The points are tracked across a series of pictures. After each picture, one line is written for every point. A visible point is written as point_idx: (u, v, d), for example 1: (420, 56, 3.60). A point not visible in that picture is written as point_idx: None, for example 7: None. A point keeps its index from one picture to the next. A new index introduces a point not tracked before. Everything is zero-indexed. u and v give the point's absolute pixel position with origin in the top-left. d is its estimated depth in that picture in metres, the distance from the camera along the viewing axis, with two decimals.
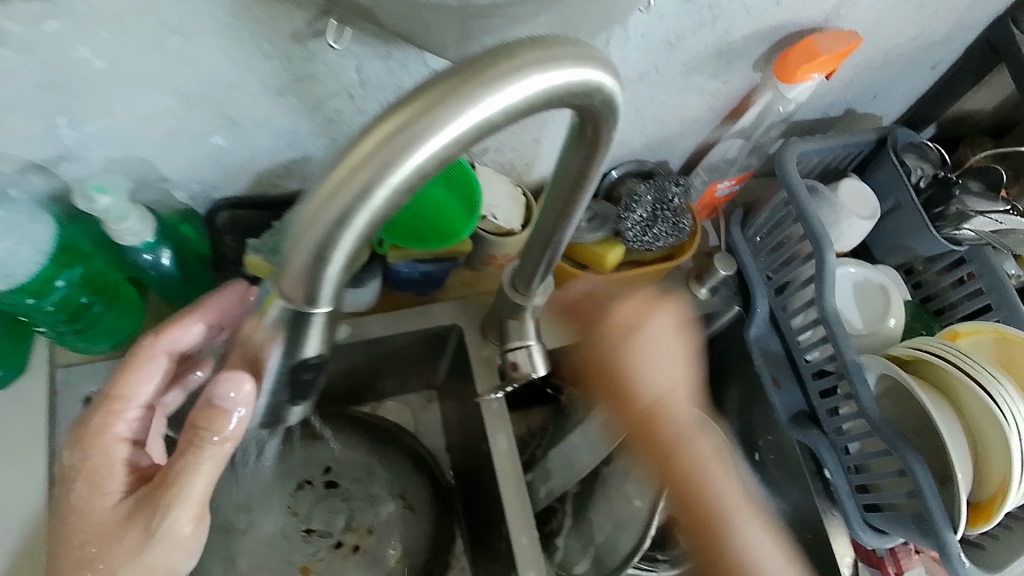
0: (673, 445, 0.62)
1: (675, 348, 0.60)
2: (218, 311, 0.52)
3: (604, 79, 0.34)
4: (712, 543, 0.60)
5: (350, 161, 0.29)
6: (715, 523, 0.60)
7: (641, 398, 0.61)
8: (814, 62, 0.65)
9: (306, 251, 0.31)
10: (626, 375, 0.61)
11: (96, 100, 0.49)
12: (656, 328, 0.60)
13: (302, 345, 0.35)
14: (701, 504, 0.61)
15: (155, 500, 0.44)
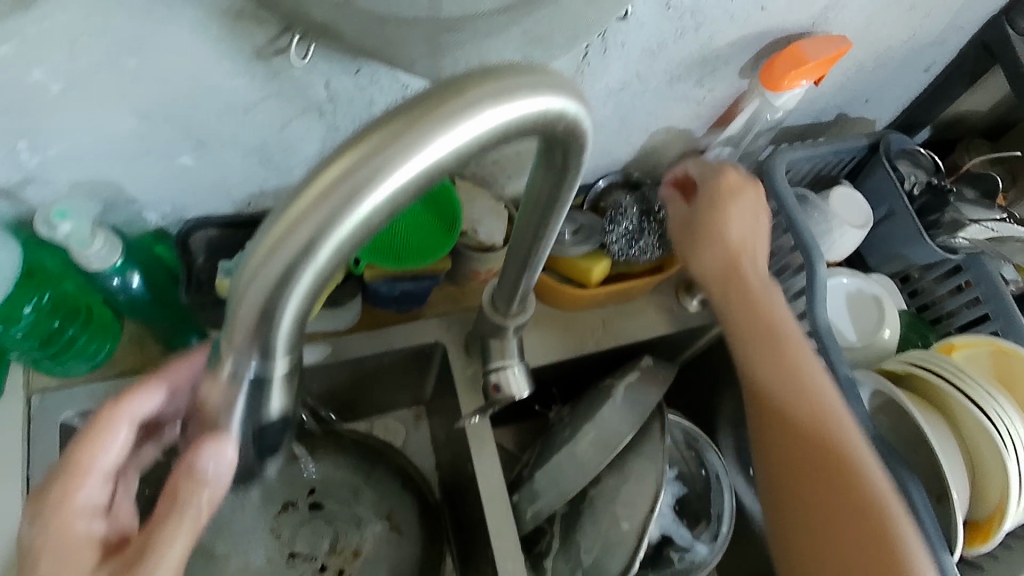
0: (755, 317, 0.63)
1: (751, 222, 0.66)
2: (180, 378, 0.48)
3: (566, 105, 0.32)
4: (800, 435, 0.59)
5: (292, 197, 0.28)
6: (809, 417, 0.59)
7: (719, 255, 0.65)
8: (802, 69, 0.63)
9: (251, 308, 0.29)
10: (713, 241, 0.65)
11: (55, 124, 0.47)
12: (743, 206, 0.66)
13: (266, 402, 0.34)
14: (791, 393, 0.60)
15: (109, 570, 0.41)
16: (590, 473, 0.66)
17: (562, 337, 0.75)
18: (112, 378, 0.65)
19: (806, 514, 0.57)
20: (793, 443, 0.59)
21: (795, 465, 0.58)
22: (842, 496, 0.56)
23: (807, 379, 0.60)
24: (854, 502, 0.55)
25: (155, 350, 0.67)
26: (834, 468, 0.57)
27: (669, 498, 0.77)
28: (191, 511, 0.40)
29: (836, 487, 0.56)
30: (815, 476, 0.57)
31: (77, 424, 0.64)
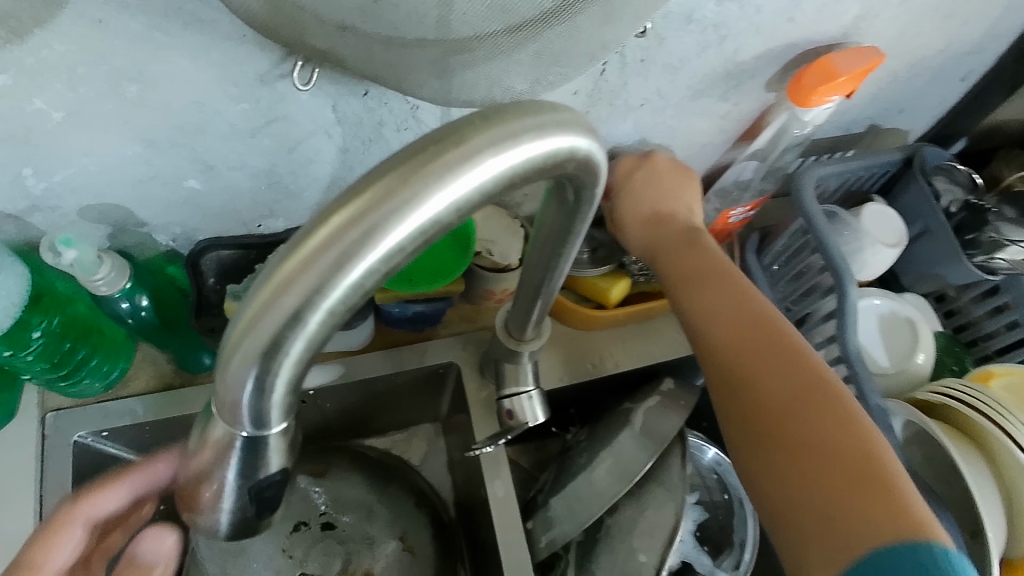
0: (686, 271, 0.60)
1: (672, 188, 0.66)
2: (146, 483, 0.49)
3: (576, 143, 0.29)
4: (743, 371, 0.51)
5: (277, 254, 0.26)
6: (752, 349, 0.51)
7: (646, 227, 0.65)
8: (832, 83, 0.59)
9: (241, 381, 0.26)
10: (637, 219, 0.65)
11: (58, 150, 0.46)
12: (663, 180, 0.66)
13: (263, 465, 0.31)
14: (727, 334, 0.53)
15: None
16: (607, 501, 0.64)
17: (580, 358, 0.73)
18: (127, 396, 0.65)
19: (763, 451, 0.47)
20: (738, 379, 0.51)
21: (742, 403, 0.50)
22: (799, 420, 0.47)
23: (741, 315, 0.54)
24: (815, 419, 0.46)
25: (168, 368, 0.68)
26: (784, 390, 0.48)
27: (689, 524, 0.75)
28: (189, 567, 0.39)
29: (792, 407, 0.47)
30: (765, 406, 0.48)
31: (91, 442, 0.64)
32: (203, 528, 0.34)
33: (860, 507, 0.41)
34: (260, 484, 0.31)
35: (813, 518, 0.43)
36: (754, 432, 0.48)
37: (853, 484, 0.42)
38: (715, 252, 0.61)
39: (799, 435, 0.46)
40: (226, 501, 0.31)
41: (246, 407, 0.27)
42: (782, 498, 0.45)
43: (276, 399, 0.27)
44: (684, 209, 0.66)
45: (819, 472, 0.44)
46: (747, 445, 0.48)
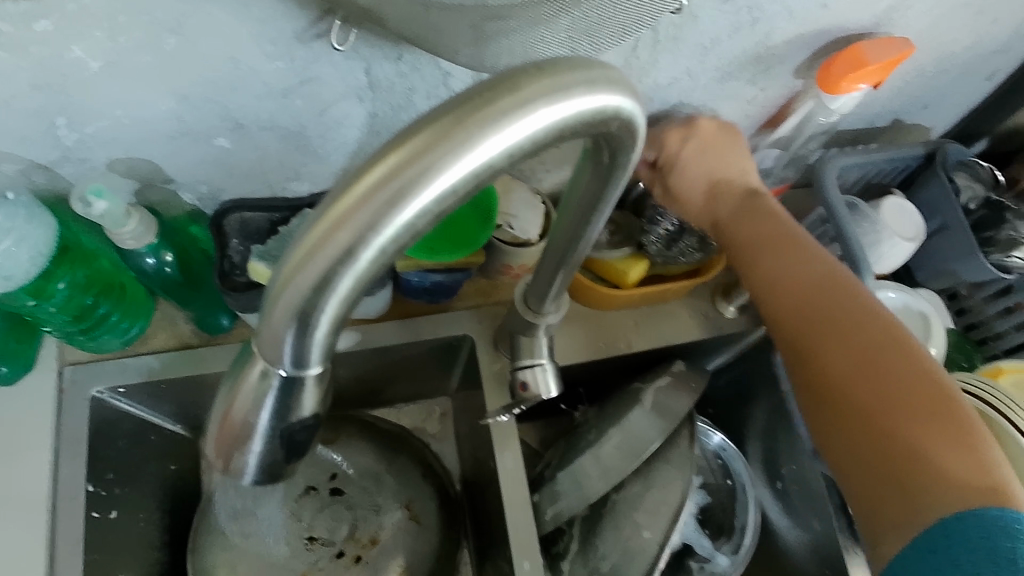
0: (750, 240, 0.64)
1: (726, 153, 0.66)
2: None
3: (623, 102, 0.29)
4: (819, 342, 0.56)
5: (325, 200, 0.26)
6: (826, 322, 0.57)
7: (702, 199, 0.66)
8: (862, 71, 0.59)
9: (288, 316, 0.27)
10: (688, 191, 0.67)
11: (93, 101, 0.47)
12: (714, 146, 0.66)
13: (296, 407, 0.31)
14: (801, 306, 0.58)
15: None
16: (613, 478, 0.64)
17: (593, 336, 0.73)
18: (146, 353, 0.66)
19: (848, 436, 0.53)
20: (817, 346, 0.56)
21: (817, 375, 0.55)
22: (875, 388, 0.52)
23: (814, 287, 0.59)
24: (893, 388, 0.52)
25: (185, 328, 0.67)
26: (860, 359, 0.54)
27: (693, 507, 0.76)
28: None
29: (868, 377, 0.53)
30: (841, 375, 0.54)
31: (108, 399, 0.65)
32: (229, 473, 0.34)
33: (942, 468, 0.47)
34: (291, 429, 0.32)
35: (894, 479, 0.49)
36: (830, 400, 0.54)
37: (932, 443, 0.49)
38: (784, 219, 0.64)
39: (877, 406, 0.52)
40: (257, 446, 0.32)
41: (288, 344, 0.28)
42: (860, 463, 0.51)
43: (317, 338, 0.28)
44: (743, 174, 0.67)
45: (900, 438, 0.50)
46: (820, 414, 0.55)
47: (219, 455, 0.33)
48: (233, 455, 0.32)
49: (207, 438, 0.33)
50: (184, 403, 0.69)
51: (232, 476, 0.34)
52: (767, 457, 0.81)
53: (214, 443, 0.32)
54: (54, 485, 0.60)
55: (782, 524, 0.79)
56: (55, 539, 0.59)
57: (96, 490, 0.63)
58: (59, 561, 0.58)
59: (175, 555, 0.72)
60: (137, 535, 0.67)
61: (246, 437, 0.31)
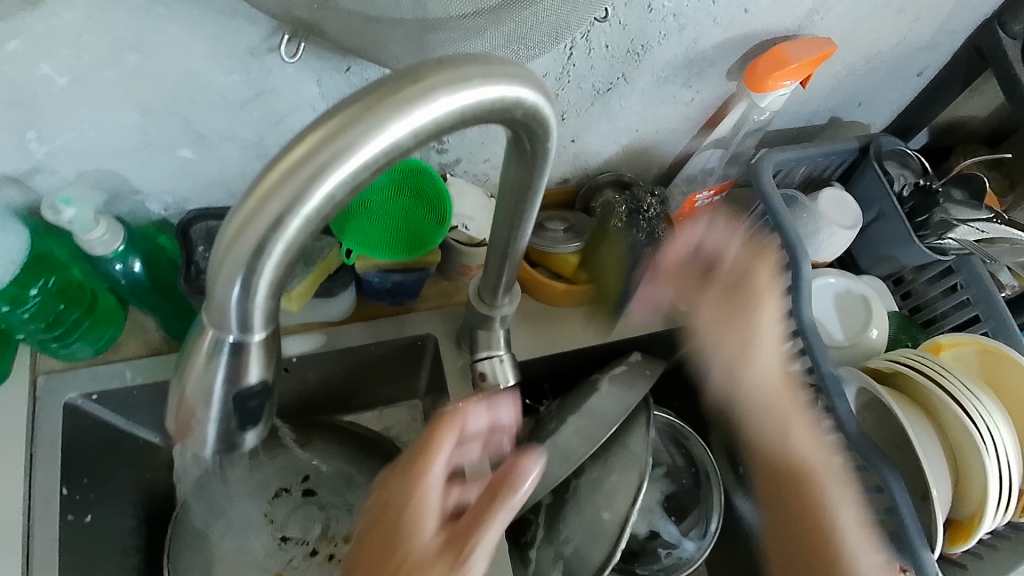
0: (757, 404, 0.73)
1: (764, 276, 0.72)
2: None
3: (523, 93, 0.33)
4: (799, 530, 0.70)
5: (258, 185, 0.29)
6: (807, 455, 0.70)
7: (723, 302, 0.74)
8: (785, 69, 0.63)
9: (231, 282, 0.30)
10: (710, 335, 0.76)
11: (60, 115, 0.50)
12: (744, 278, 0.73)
13: (244, 372, 0.34)
14: (787, 408, 0.71)
15: (445, 538, 0.46)
16: (574, 462, 0.67)
17: (549, 332, 0.77)
18: (117, 360, 0.68)
19: (805, 539, 0.69)
20: (796, 465, 0.70)
21: (799, 487, 0.70)
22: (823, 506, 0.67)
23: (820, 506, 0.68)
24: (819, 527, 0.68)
25: (157, 336, 0.70)
26: (805, 476, 0.70)
27: (657, 495, 0.79)
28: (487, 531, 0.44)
29: (808, 492, 0.69)
30: (806, 482, 0.70)
31: (81, 404, 0.67)
32: (187, 444, 0.37)
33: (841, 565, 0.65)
34: (243, 395, 0.35)
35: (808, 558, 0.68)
36: (797, 494, 0.70)
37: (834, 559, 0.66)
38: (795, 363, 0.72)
39: (819, 525, 0.67)
40: (212, 412, 0.34)
41: (233, 309, 0.31)
42: (789, 545, 0.71)
43: (257, 302, 0.31)
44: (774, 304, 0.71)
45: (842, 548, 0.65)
46: (782, 500, 0.72)
47: (176, 423, 0.35)
48: (190, 422, 0.35)
49: (167, 411, 0.36)
50: (156, 411, 0.71)
51: (188, 444, 0.36)
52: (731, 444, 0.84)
53: (175, 410, 0.34)
54: (29, 490, 0.62)
55: (747, 507, 0.82)
56: (31, 543, 0.61)
57: (72, 495, 0.65)
58: (36, 565, 0.60)
59: (151, 559, 0.74)
60: (113, 540, 0.69)
61: (199, 401, 0.34)
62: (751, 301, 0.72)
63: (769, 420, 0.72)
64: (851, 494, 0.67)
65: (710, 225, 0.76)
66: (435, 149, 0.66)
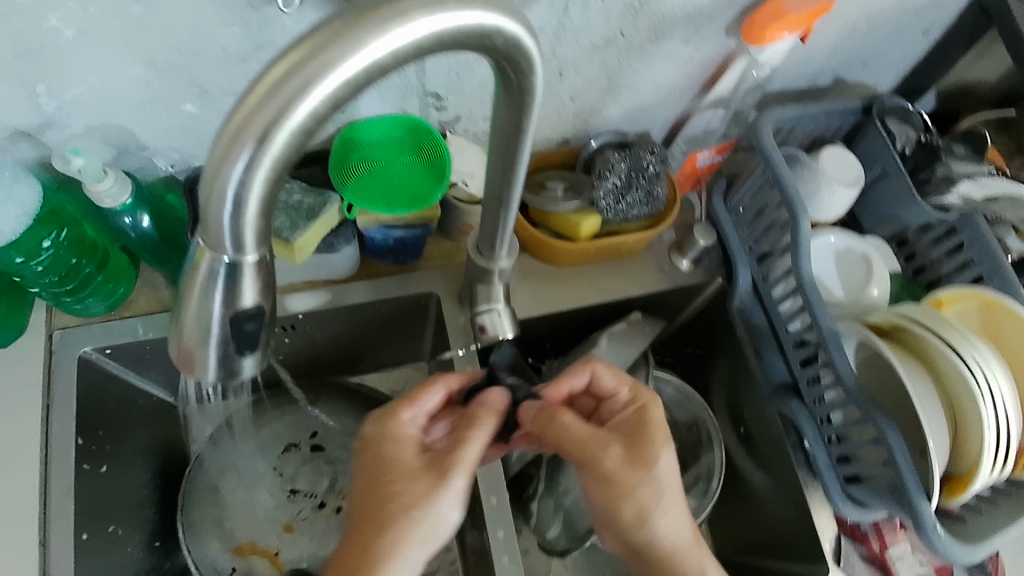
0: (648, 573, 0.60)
1: (620, 468, 0.57)
2: None
3: (502, 22, 0.34)
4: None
5: (246, 104, 0.30)
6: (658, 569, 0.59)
7: (603, 499, 0.58)
8: (781, 21, 0.63)
9: (223, 201, 0.32)
10: (596, 504, 0.59)
11: (68, 68, 0.52)
12: (641, 454, 0.58)
13: (240, 294, 0.36)
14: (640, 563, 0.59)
15: (428, 461, 0.55)
16: None
17: (549, 291, 0.78)
18: (128, 316, 0.71)
19: None
20: None
21: None
22: None
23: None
24: None
25: (167, 293, 0.72)
26: None
27: None
28: (468, 451, 0.55)
29: None
30: None
31: (95, 359, 0.69)
32: (187, 367, 0.38)
33: None
34: (239, 317, 0.36)
35: None
36: None
37: None
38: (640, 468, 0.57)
39: None
40: (212, 332, 0.36)
41: (227, 226, 0.33)
42: None
43: (249, 219, 0.33)
44: (635, 483, 0.56)
45: None
46: None
47: (179, 344, 0.37)
48: (191, 341, 0.37)
49: (171, 335, 0.38)
50: (167, 367, 0.73)
51: (189, 365, 0.38)
52: (733, 405, 0.85)
53: (177, 340, 0.37)
54: (47, 438, 0.65)
55: (747, 467, 0.83)
56: (48, 488, 0.63)
57: (86, 445, 0.68)
58: (52, 509, 0.63)
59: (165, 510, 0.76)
60: (127, 489, 0.71)
61: (201, 319, 0.36)
62: (588, 469, 0.58)
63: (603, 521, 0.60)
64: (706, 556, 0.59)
65: (595, 377, 0.63)
66: (435, 106, 0.68)
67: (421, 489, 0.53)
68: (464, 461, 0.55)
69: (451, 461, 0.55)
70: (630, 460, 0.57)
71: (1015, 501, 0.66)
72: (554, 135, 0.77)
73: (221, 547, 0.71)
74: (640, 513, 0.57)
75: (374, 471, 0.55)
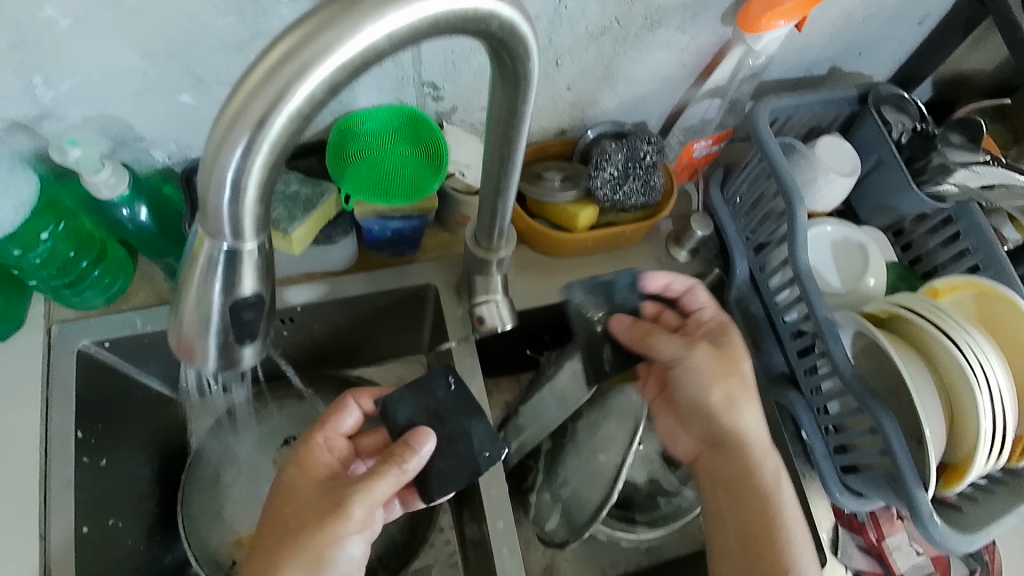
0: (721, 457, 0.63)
1: (715, 363, 0.63)
2: None
3: (497, 6, 0.34)
4: (745, 495, 0.61)
5: (243, 88, 0.30)
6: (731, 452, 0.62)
7: (691, 386, 0.63)
8: (777, 9, 0.63)
9: (221, 187, 0.32)
10: (686, 404, 0.64)
11: (65, 59, 0.52)
12: (730, 357, 0.63)
13: (239, 282, 0.36)
14: (719, 455, 0.63)
15: (332, 490, 0.56)
16: (570, 406, 0.71)
17: (548, 282, 0.78)
18: (126, 309, 0.71)
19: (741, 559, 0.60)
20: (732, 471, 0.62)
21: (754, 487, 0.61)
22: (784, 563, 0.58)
23: (747, 459, 0.61)
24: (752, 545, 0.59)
25: (165, 285, 0.73)
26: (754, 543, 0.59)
27: (656, 445, 0.79)
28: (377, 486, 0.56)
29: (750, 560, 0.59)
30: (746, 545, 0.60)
31: (93, 351, 0.69)
32: (186, 356, 0.39)
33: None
34: (238, 304, 0.36)
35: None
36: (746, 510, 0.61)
37: None
38: (729, 360, 0.63)
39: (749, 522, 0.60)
40: (212, 319, 0.36)
41: (225, 214, 0.33)
42: (728, 550, 0.61)
43: (247, 206, 0.33)
44: (727, 370, 0.62)
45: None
46: (728, 516, 0.62)
47: (178, 333, 0.37)
48: (191, 331, 0.37)
49: (171, 325, 0.38)
50: (166, 360, 0.73)
51: (188, 352, 0.38)
52: None
53: (175, 329, 0.38)
54: (47, 430, 0.65)
55: None
56: (47, 481, 0.64)
57: (86, 437, 0.68)
58: (52, 501, 0.63)
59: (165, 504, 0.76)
60: (128, 482, 0.72)
61: (201, 306, 0.36)
62: (681, 362, 0.64)
63: (687, 408, 0.65)
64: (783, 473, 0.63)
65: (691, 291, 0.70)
66: (431, 95, 0.67)
67: (307, 520, 0.54)
68: (364, 491, 0.55)
69: (343, 492, 0.55)
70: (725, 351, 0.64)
71: (1011, 490, 0.66)
72: (551, 125, 0.77)
73: (222, 540, 0.71)
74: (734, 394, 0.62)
75: (283, 502, 0.56)
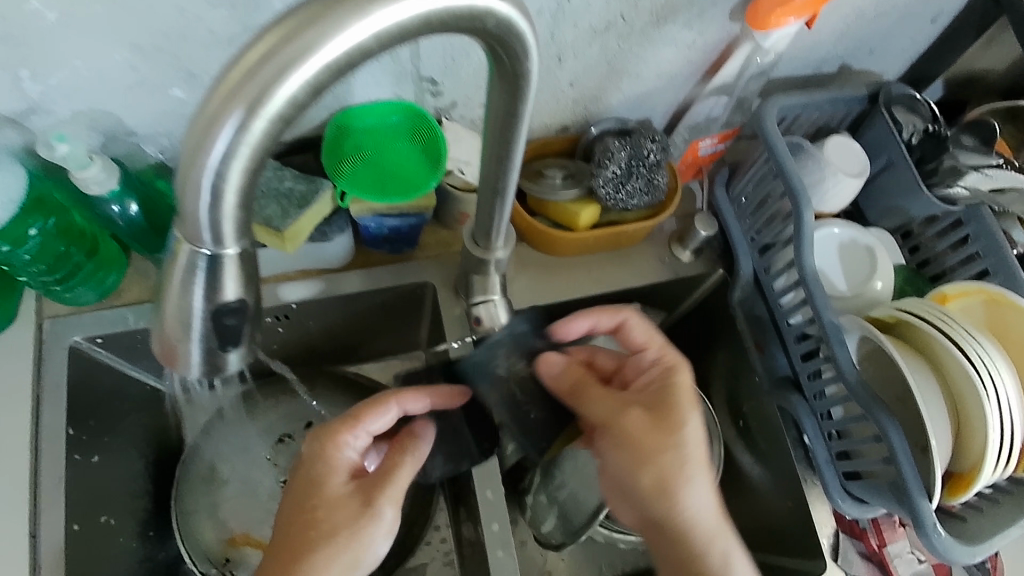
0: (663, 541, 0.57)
1: (644, 432, 0.57)
2: None
3: (493, 3, 0.33)
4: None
5: (221, 90, 0.29)
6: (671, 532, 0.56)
7: (623, 456, 0.57)
8: (787, 7, 0.61)
9: (199, 193, 0.30)
10: (619, 478, 0.59)
11: (52, 52, 0.51)
12: (665, 425, 0.57)
13: (221, 289, 0.34)
14: (661, 535, 0.57)
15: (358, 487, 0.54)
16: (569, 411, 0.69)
17: (547, 282, 0.77)
18: (119, 305, 0.69)
19: None
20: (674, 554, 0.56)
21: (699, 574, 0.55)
22: None
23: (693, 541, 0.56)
24: None
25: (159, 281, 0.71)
26: None
27: None
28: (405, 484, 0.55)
29: None
30: None
31: (86, 348, 0.69)
32: (169, 363, 0.37)
33: None
34: (221, 311, 0.35)
35: None
36: None
37: None
38: (664, 427, 0.57)
39: None
40: (194, 326, 0.35)
41: (204, 220, 0.31)
42: None
43: (227, 212, 0.31)
44: (660, 439, 0.56)
45: None
46: None
47: (160, 340, 0.36)
48: (173, 338, 0.36)
49: (152, 331, 0.37)
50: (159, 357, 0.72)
51: (170, 360, 0.37)
52: (732, 398, 0.83)
53: (158, 337, 0.36)
54: (37, 427, 0.64)
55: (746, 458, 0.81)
56: (37, 479, 0.63)
57: (77, 435, 0.67)
58: (43, 499, 0.62)
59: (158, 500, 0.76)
60: (120, 480, 0.71)
61: (182, 313, 0.35)
62: (612, 430, 0.58)
63: (623, 483, 0.59)
64: (733, 544, 0.56)
65: (624, 325, 0.66)
66: (430, 91, 0.66)
67: (332, 518, 0.52)
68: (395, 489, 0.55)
69: (373, 491, 0.54)
70: (658, 418, 0.57)
71: (1017, 500, 0.64)
72: (553, 122, 0.75)
73: (216, 538, 0.71)
74: (668, 469, 0.55)
75: (301, 500, 0.53)
